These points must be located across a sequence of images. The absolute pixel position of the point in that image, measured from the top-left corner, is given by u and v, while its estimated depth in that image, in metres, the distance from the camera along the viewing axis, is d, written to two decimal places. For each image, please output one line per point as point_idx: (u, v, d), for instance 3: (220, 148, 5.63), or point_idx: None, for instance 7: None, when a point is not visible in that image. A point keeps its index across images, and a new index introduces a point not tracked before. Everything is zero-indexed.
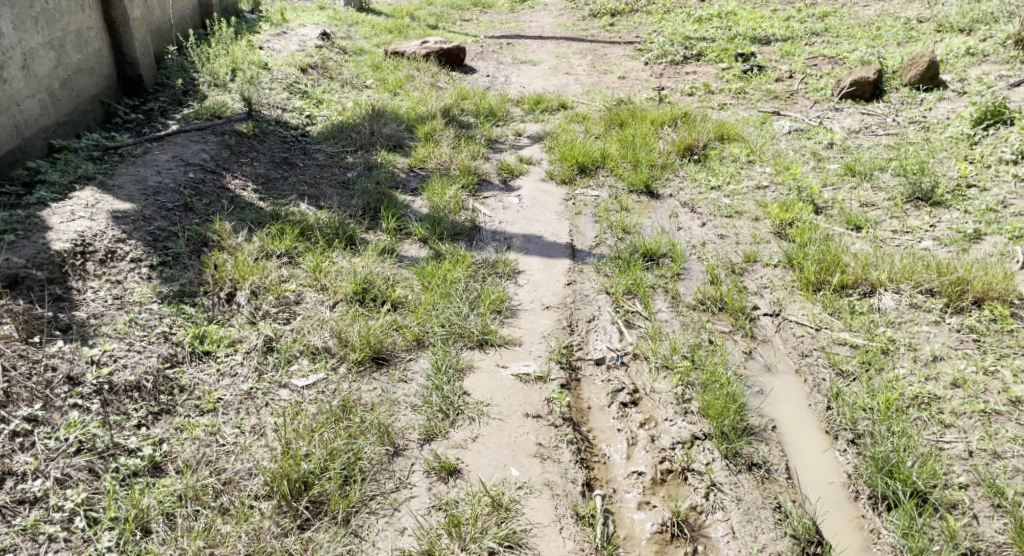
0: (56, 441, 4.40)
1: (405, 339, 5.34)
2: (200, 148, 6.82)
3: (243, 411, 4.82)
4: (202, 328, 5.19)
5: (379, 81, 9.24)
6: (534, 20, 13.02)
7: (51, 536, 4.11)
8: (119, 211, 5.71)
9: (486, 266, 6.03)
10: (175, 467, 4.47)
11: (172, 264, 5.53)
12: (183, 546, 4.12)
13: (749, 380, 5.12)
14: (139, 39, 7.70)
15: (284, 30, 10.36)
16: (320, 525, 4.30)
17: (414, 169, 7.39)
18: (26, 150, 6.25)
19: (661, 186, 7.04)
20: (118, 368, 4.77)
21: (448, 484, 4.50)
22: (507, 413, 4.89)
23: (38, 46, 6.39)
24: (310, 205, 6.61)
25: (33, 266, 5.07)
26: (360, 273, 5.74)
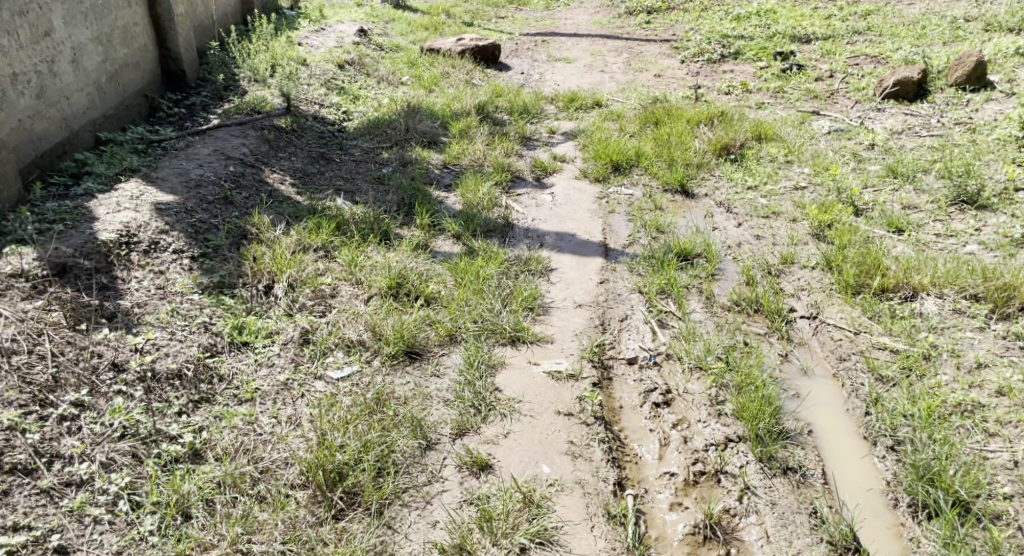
0: (102, 426, 4.45)
1: (438, 334, 5.35)
2: (240, 142, 6.89)
3: (279, 401, 4.85)
4: (241, 319, 5.23)
5: (414, 78, 9.26)
6: (570, 18, 12.96)
7: (95, 519, 4.16)
8: (162, 203, 5.77)
9: (519, 263, 6.02)
10: (214, 454, 4.51)
11: (212, 255, 5.59)
12: (222, 533, 4.18)
13: (785, 383, 5.06)
14: (184, 35, 7.81)
15: (322, 26, 10.43)
16: (354, 515, 4.33)
17: (448, 165, 7.39)
18: (74, 143, 6.34)
19: (696, 186, 6.98)
20: (160, 357, 4.81)
21: (480, 479, 4.51)
22: (539, 410, 4.88)
23: (87, 41, 6.50)
24: (346, 200, 6.64)
25: (81, 255, 5.13)
26: (394, 268, 5.75)
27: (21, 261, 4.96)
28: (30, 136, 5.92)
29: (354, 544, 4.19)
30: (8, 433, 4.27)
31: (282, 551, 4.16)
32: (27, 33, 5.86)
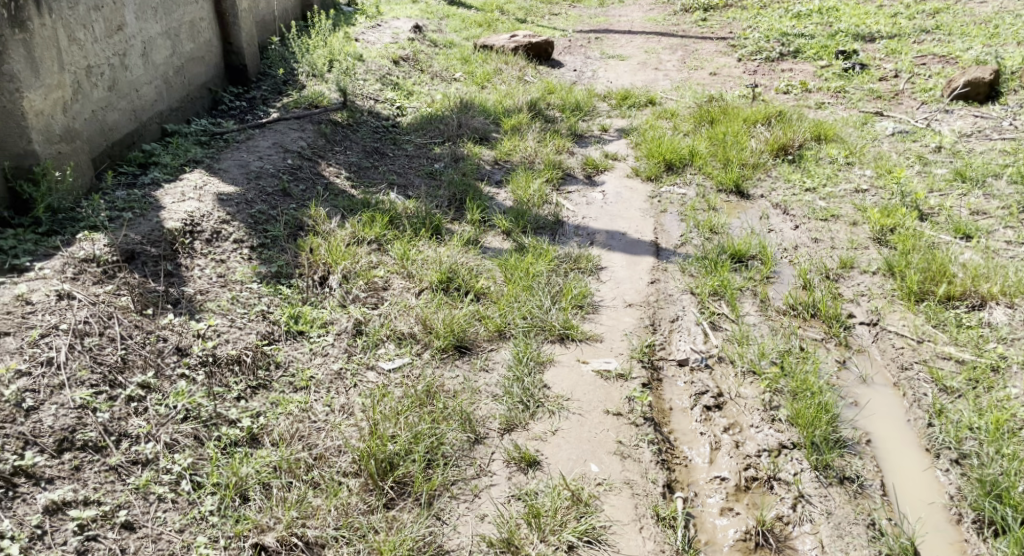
0: (166, 408, 4.49)
1: (488, 329, 5.35)
2: (298, 136, 6.99)
3: (333, 390, 4.88)
4: (296, 309, 5.29)
5: (467, 74, 9.26)
6: (624, 15, 12.86)
7: (160, 497, 4.17)
8: (225, 194, 5.93)
9: (569, 261, 5.99)
10: (271, 439, 4.54)
11: (270, 246, 5.70)
12: (278, 517, 4.17)
13: (844, 391, 4.97)
14: (247, 31, 7.95)
15: (379, 23, 10.51)
16: (404, 505, 4.32)
17: (500, 162, 7.38)
18: (142, 134, 6.51)
19: (752, 186, 6.89)
20: (221, 343, 4.89)
21: (527, 475, 4.49)
22: (587, 409, 4.85)
23: (156, 35, 6.69)
24: (399, 194, 6.67)
25: (148, 243, 5.26)
26: (445, 263, 5.76)
27: (93, 246, 5.09)
28: (102, 126, 6.08)
29: (404, 532, 4.15)
30: (79, 412, 4.30)
31: (335, 538, 4.14)
32: (102, 27, 6.04)
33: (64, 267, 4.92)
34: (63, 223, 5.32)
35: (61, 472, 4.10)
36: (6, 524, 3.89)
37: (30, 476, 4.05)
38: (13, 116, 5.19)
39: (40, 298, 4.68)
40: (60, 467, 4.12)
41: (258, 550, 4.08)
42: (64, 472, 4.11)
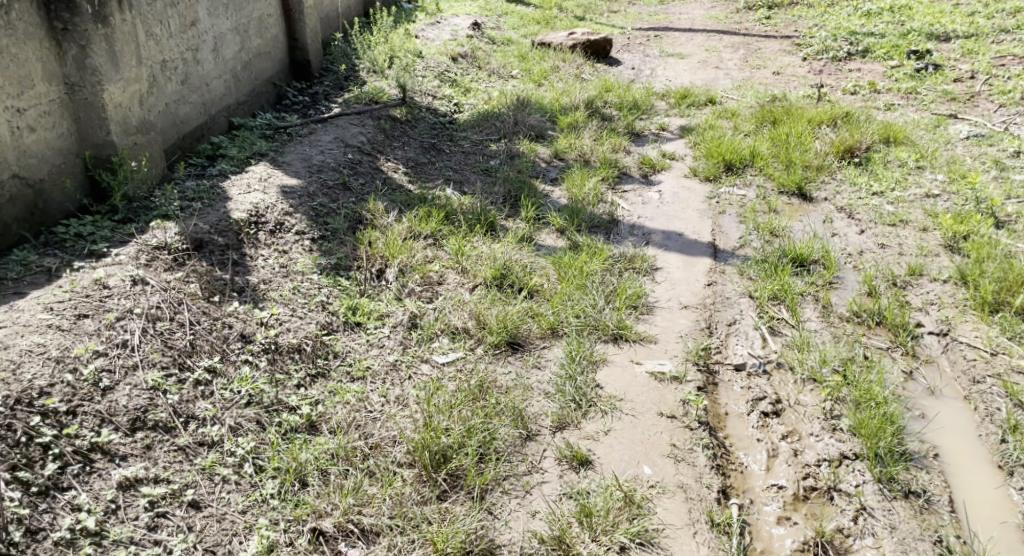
0: (231, 393, 4.55)
1: (540, 327, 5.33)
2: (358, 131, 7.05)
3: (388, 381, 4.91)
4: (354, 301, 5.34)
5: (524, 71, 9.22)
6: (685, 13, 12.71)
7: (224, 478, 4.21)
8: (288, 186, 6.03)
9: (623, 261, 5.93)
10: (329, 427, 4.56)
11: (330, 238, 5.77)
12: (335, 503, 4.18)
13: (910, 402, 4.84)
14: (311, 28, 8.07)
15: (438, 19, 10.55)
16: (456, 498, 4.32)
17: (556, 159, 7.33)
18: (210, 127, 6.66)
19: (815, 189, 6.75)
20: (283, 332, 4.95)
21: (579, 474, 4.45)
22: (641, 410, 4.80)
23: (226, 31, 6.84)
24: (454, 190, 6.68)
25: (216, 232, 5.37)
26: (499, 260, 5.76)
27: (165, 235, 5.20)
28: (175, 119, 6.24)
29: (457, 525, 4.14)
30: (151, 393, 4.37)
31: (390, 527, 4.14)
32: (177, 22, 6.19)
33: (138, 254, 5.02)
34: (137, 211, 5.45)
35: (133, 450, 4.16)
36: (83, 497, 3.94)
37: (106, 452, 4.11)
38: (94, 108, 5.32)
39: (116, 282, 4.77)
40: (133, 445, 4.18)
41: (317, 534, 4.09)
42: (136, 450, 4.17)
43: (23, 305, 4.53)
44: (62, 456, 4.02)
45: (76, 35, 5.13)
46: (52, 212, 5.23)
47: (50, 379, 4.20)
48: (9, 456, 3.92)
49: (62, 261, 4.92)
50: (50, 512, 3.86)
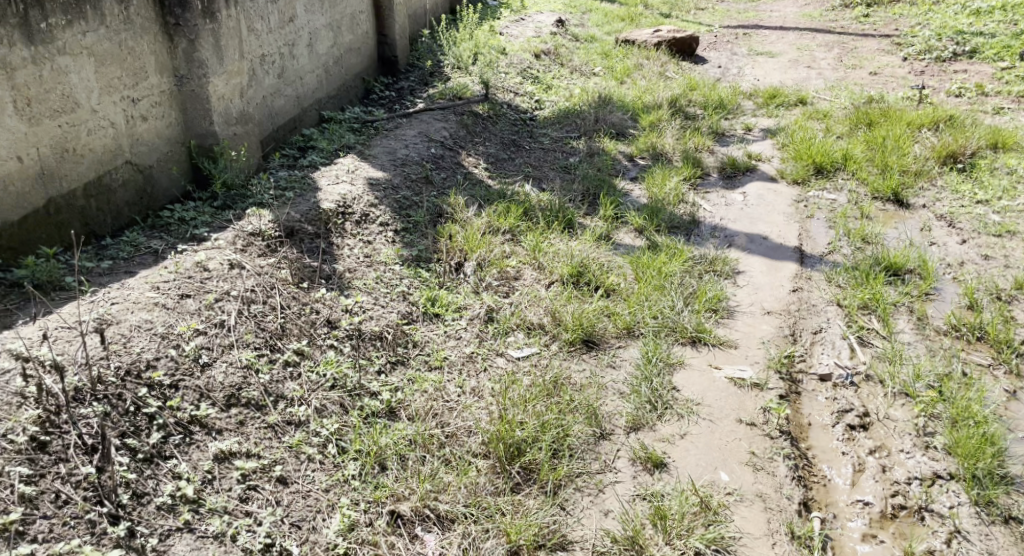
0: (317, 375, 4.61)
1: (616, 326, 5.27)
2: (441, 126, 7.09)
3: (464, 372, 4.91)
4: (434, 292, 5.36)
5: (607, 68, 9.13)
6: (776, 10, 12.42)
7: (310, 457, 4.26)
8: (374, 178, 6.12)
9: (704, 263, 5.81)
10: (407, 414, 4.58)
11: (412, 230, 5.82)
12: (413, 488, 4.18)
13: (1013, 423, 4.61)
14: (399, 23, 8.19)
15: (522, 17, 10.55)
16: (529, 491, 4.29)
17: (636, 158, 7.25)
18: (302, 119, 6.83)
19: (913, 195, 6.51)
20: (366, 319, 5.00)
21: (653, 476, 4.38)
22: (719, 416, 4.69)
23: (321, 27, 7.01)
24: (533, 187, 6.66)
25: (305, 221, 5.47)
26: (576, 256, 5.71)
27: (259, 222, 5.31)
28: (270, 111, 6.41)
29: (531, 518, 4.11)
30: (245, 371, 4.46)
31: (465, 515, 4.12)
32: (276, 18, 6.37)
33: (235, 239, 5.12)
34: (233, 199, 5.65)
35: (228, 425, 4.24)
36: (183, 466, 3.99)
37: (203, 426, 4.18)
38: (199, 100, 5.60)
39: (216, 266, 4.88)
40: (227, 421, 4.25)
41: (395, 517, 4.10)
42: (230, 425, 4.24)
43: (133, 283, 4.63)
44: (165, 427, 4.09)
45: (187, 30, 5.40)
46: (158, 196, 5.52)
47: (156, 353, 4.28)
48: (118, 424, 3.99)
49: (167, 244, 5.10)
50: (154, 478, 3.92)
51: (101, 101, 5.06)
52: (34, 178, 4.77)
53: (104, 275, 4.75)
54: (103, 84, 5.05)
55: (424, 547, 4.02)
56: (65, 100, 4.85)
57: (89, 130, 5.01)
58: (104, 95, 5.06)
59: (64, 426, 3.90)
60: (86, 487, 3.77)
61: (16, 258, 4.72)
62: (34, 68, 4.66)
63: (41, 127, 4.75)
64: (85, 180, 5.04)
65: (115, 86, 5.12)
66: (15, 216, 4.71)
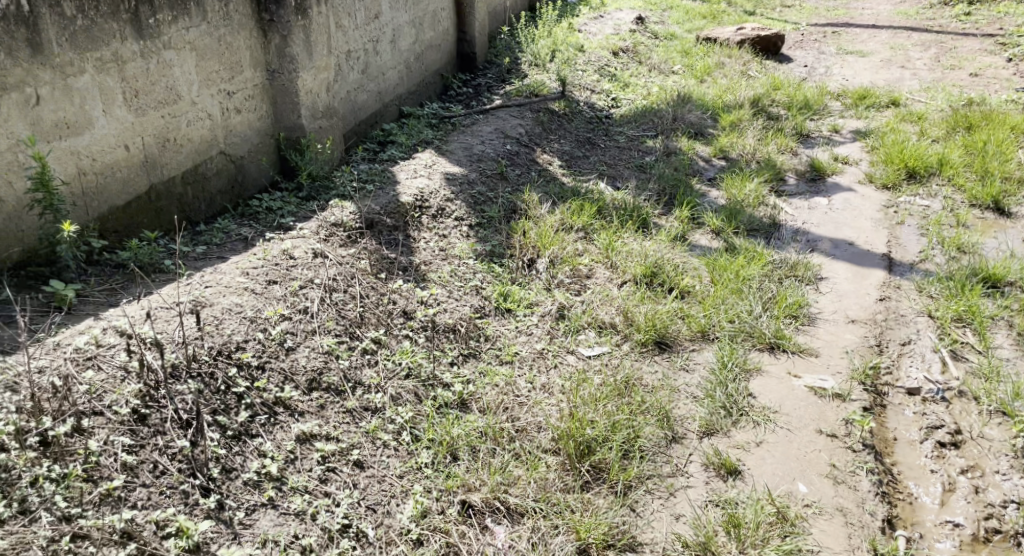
0: (393, 363, 4.62)
1: (690, 329, 5.16)
2: (517, 123, 7.06)
3: (535, 369, 4.87)
4: (506, 287, 5.33)
5: (687, 66, 8.98)
6: (868, 7, 12.03)
7: (385, 442, 4.26)
8: (451, 173, 6.13)
9: (785, 268, 5.66)
10: (479, 406, 4.56)
11: (486, 225, 5.82)
12: (484, 479, 4.16)
13: None
14: (479, 21, 8.19)
15: (601, 14, 10.45)
16: (599, 490, 4.22)
17: (715, 158, 7.11)
18: (383, 114, 6.87)
19: (1014, 203, 6.23)
20: (440, 311, 5.00)
21: (726, 483, 4.27)
22: (797, 425, 4.56)
23: (404, 24, 7.04)
24: (608, 185, 6.59)
25: (385, 214, 5.51)
26: (650, 257, 5.62)
27: (342, 213, 5.36)
28: (354, 105, 6.47)
29: (600, 516, 4.05)
30: (326, 356, 4.49)
31: (535, 509, 4.09)
32: (363, 15, 6.43)
33: (319, 229, 5.18)
34: (318, 190, 5.69)
35: (309, 407, 4.26)
36: (268, 444, 4.03)
37: (287, 407, 4.21)
38: (289, 93, 5.72)
39: (301, 254, 4.94)
40: (309, 403, 4.28)
41: (465, 507, 4.09)
42: (312, 408, 4.27)
43: (225, 268, 4.73)
44: (252, 406, 4.14)
45: (281, 26, 5.53)
46: (248, 185, 5.65)
47: (245, 335, 4.34)
48: (210, 401, 4.05)
49: (256, 232, 5.19)
50: (241, 455, 3.96)
51: (200, 94, 5.21)
52: (138, 166, 4.92)
53: (199, 260, 4.85)
54: (203, 77, 5.21)
55: (494, 538, 3.98)
56: (168, 92, 5.00)
57: (189, 121, 5.17)
58: (203, 87, 5.22)
59: (162, 401, 3.96)
60: (181, 459, 3.83)
61: (121, 241, 4.87)
62: (142, 61, 4.81)
63: (146, 118, 4.90)
64: (183, 169, 5.19)
65: (214, 79, 5.28)
66: (121, 201, 4.86)
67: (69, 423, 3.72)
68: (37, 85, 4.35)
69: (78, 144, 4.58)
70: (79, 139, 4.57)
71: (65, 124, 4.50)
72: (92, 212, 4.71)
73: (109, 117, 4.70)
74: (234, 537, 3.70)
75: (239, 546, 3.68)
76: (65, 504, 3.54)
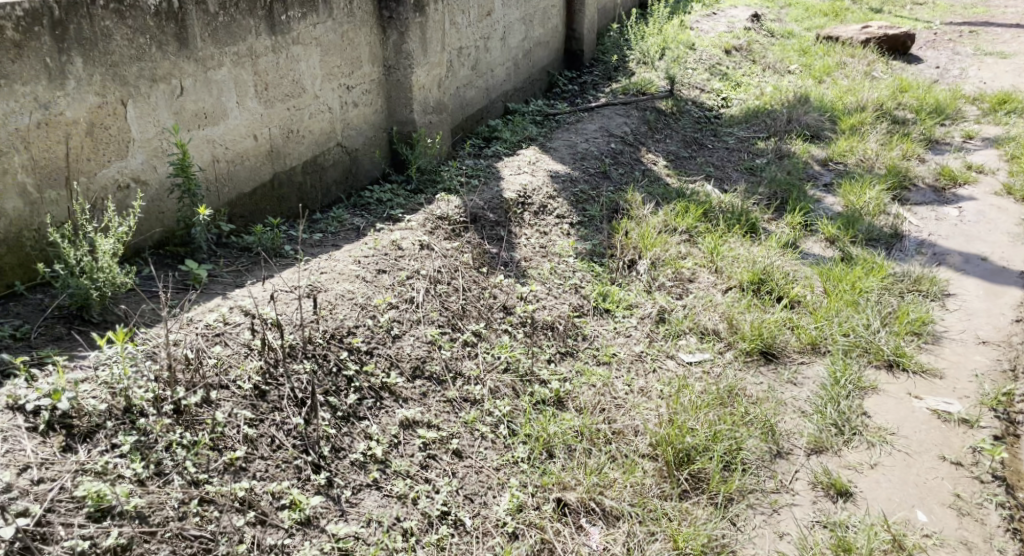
0: (492, 357, 4.56)
1: (800, 341, 4.94)
2: (623, 122, 6.92)
3: (633, 371, 4.73)
4: (606, 287, 5.20)
5: (805, 66, 8.64)
6: (1011, 6, 11.33)
7: (483, 434, 4.20)
8: (555, 171, 6.03)
9: (908, 281, 5.36)
10: (575, 405, 4.46)
11: (587, 225, 5.71)
12: (579, 479, 4.05)
13: None
14: (589, 18, 8.07)
15: (716, 11, 10.17)
16: (697, 500, 4.06)
17: (831, 163, 6.80)
18: (489, 111, 6.83)
19: None
20: (539, 308, 4.92)
21: (836, 504, 4.05)
22: (917, 449, 4.30)
23: (515, 21, 6.98)
24: (715, 187, 6.38)
25: (488, 209, 5.45)
26: (759, 264, 5.40)
27: (447, 207, 5.33)
28: (462, 101, 6.44)
29: (699, 527, 3.88)
30: (429, 346, 4.45)
31: (631, 513, 3.95)
32: (476, 12, 6.39)
33: (425, 222, 5.15)
34: (426, 183, 5.69)
35: (413, 394, 4.23)
36: (374, 427, 4.01)
37: (392, 393, 4.19)
38: (403, 89, 5.72)
39: (409, 245, 4.91)
40: (413, 390, 4.25)
41: (561, 505, 3.97)
42: (415, 395, 4.23)
43: (338, 256, 4.73)
44: (360, 389, 4.12)
45: (399, 23, 5.54)
46: (361, 176, 5.69)
47: (356, 321, 4.32)
48: (322, 382, 4.04)
49: (367, 222, 5.21)
50: (350, 435, 3.95)
51: (323, 88, 5.26)
52: (264, 156, 5.00)
53: (314, 247, 4.88)
54: (326, 72, 5.26)
55: (589, 539, 3.87)
56: (294, 86, 5.07)
57: (311, 113, 5.23)
58: (325, 81, 5.27)
59: (280, 379, 3.96)
60: (295, 435, 3.83)
61: (247, 226, 4.96)
62: (273, 56, 4.88)
63: (273, 110, 4.98)
64: (304, 159, 5.25)
65: (336, 74, 5.33)
66: (248, 188, 4.94)
67: (200, 395, 3.71)
68: (182, 77, 4.45)
69: (214, 133, 4.68)
70: (215, 129, 4.67)
71: (204, 114, 4.60)
72: (222, 198, 4.80)
73: (242, 109, 4.79)
74: (341, 515, 3.68)
75: (346, 523, 3.65)
76: (194, 469, 3.52)
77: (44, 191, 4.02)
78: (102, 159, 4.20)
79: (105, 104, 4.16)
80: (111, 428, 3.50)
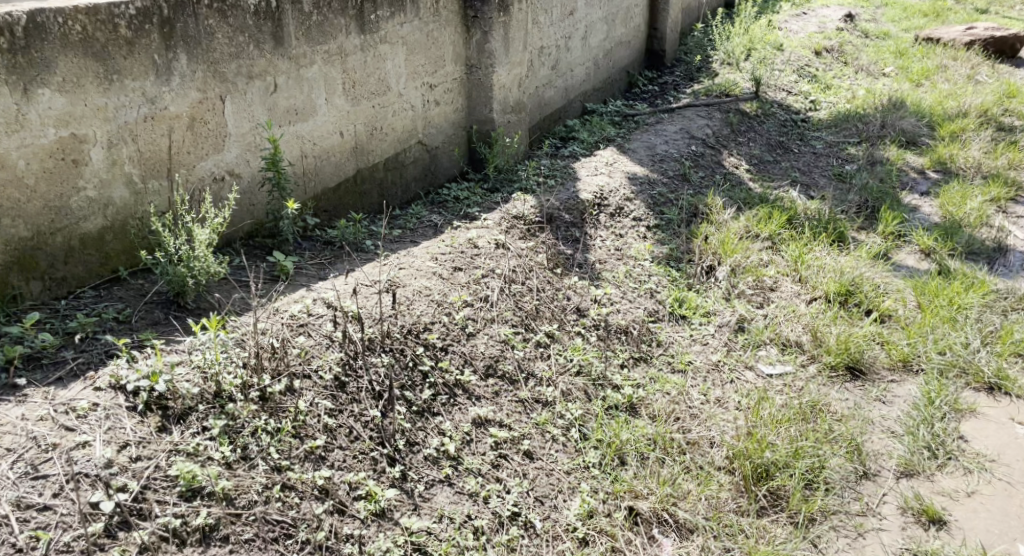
0: (564, 359, 4.43)
1: (890, 357, 4.69)
2: (704, 123, 6.71)
3: (710, 381, 4.54)
4: (682, 293, 5.02)
5: (901, 68, 8.28)
6: None
7: (554, 437, 4.08)
8: (633, 172, 5.88)
9: (1011, 297, 5.05)
10: (649, 413, 4.29)
11: (665, 227, 5.53)
12: (653, 488, 3.89)
13: None
14: (672, 18, 7.88)
15: (806, 12, 9.86)
16: (776, 518, 3.87)
17: (929, 169, 6.52)
18: (567, 111, 6.71)
19: None
20: (614, 311, 4.77)
21: (928, 532, 3.81)
22: (1019, 478, 4.02)
23: (597, 20, 6.84)
24: (801, 193, 6.13)
25: (564, 209, 5.32)
26: (847, 274, 5.16)
27: (523, 207, 5.22)
28: (541, 101, 6.33)
29: (778, 546, 3.70)
30: (502, 345, 4.35)
31: (706, 526, 3.77)
32: (559, 12, 6.28)
33: (501, 221, 5.04)
34: (502, 182, 5.60)
35: (486, 393, 4.13)
36: (447, 424, 3.92)
37: (466, 390, 4.09)
38: (485, 88, 5.64)
39: (484, 244, 4.82)
40: (486, 389, 4.14)
41: (633, 514, 3.83)
42: (488, 393, 4.13)
43: (415, 253, 4.66)
44: (435, 385, 4.03)
45: (483, 22, 5.46)
46: (439, 174, 5.62)
47: (433, 317, 4.24)
48: (399, 376, 3.96)
49: (444, 219, 5.13)
50: (425, 430, 3.86)
51: (407, 87, 5.21)
52: (349, 153, 4.97)
53: (394, 242, 4.82)
54: (411, 71, 5.21)
55: (661, 550, 3.72)
56: (380, 84, 5.03)
57: (395, 112, 5.18)
58: (409, 80, 5.22)
59: (359, 371, 3.88)
60: (372, 427, 3.76)
61: (331, 221, 4.93)
62: (361, 55, 4.85)
63: (359, 108, 4.95)
64: (386, 156, 5.21)
65: (420, 73, 5.27)
66: (333, 184, 4.92)
67: (284, 383, 3.67)
68: (276, 75, 4.44)
69: (303, 130, 4.66)
70: (304, 126, 4.66)
71: (295, 111, 4.59)
72: (309, 193, 4.78)
73: (330, 107, 4.77)
74: (415, 509, 3.59)
75: (418, 518, 3.57)
76: (277, 456, 3.48)
77: (148, 180, 4.04)
78: (201, 153, 4.22)
79: (206, 100, 4.17)
80: (201, 411, 3.47)
